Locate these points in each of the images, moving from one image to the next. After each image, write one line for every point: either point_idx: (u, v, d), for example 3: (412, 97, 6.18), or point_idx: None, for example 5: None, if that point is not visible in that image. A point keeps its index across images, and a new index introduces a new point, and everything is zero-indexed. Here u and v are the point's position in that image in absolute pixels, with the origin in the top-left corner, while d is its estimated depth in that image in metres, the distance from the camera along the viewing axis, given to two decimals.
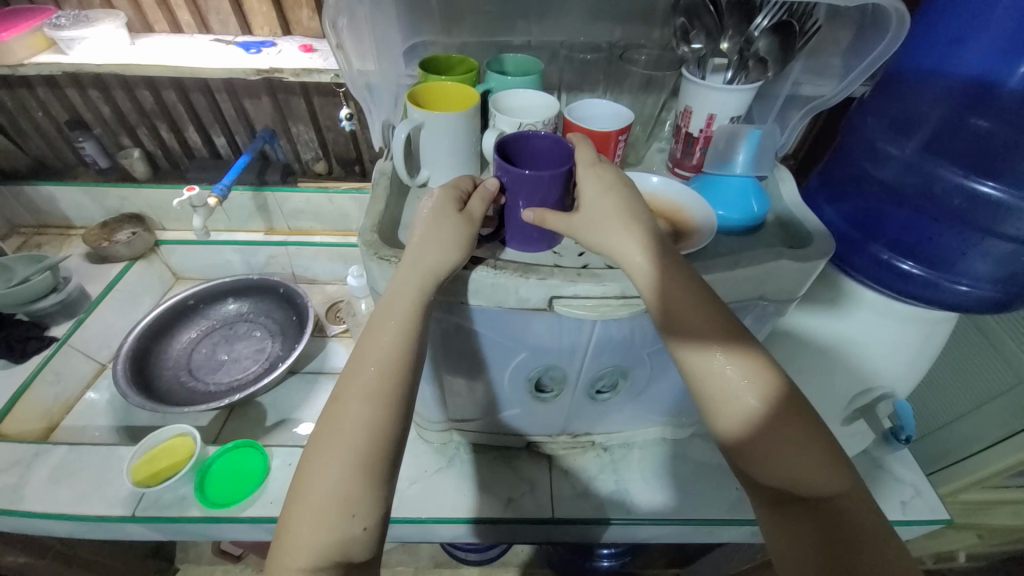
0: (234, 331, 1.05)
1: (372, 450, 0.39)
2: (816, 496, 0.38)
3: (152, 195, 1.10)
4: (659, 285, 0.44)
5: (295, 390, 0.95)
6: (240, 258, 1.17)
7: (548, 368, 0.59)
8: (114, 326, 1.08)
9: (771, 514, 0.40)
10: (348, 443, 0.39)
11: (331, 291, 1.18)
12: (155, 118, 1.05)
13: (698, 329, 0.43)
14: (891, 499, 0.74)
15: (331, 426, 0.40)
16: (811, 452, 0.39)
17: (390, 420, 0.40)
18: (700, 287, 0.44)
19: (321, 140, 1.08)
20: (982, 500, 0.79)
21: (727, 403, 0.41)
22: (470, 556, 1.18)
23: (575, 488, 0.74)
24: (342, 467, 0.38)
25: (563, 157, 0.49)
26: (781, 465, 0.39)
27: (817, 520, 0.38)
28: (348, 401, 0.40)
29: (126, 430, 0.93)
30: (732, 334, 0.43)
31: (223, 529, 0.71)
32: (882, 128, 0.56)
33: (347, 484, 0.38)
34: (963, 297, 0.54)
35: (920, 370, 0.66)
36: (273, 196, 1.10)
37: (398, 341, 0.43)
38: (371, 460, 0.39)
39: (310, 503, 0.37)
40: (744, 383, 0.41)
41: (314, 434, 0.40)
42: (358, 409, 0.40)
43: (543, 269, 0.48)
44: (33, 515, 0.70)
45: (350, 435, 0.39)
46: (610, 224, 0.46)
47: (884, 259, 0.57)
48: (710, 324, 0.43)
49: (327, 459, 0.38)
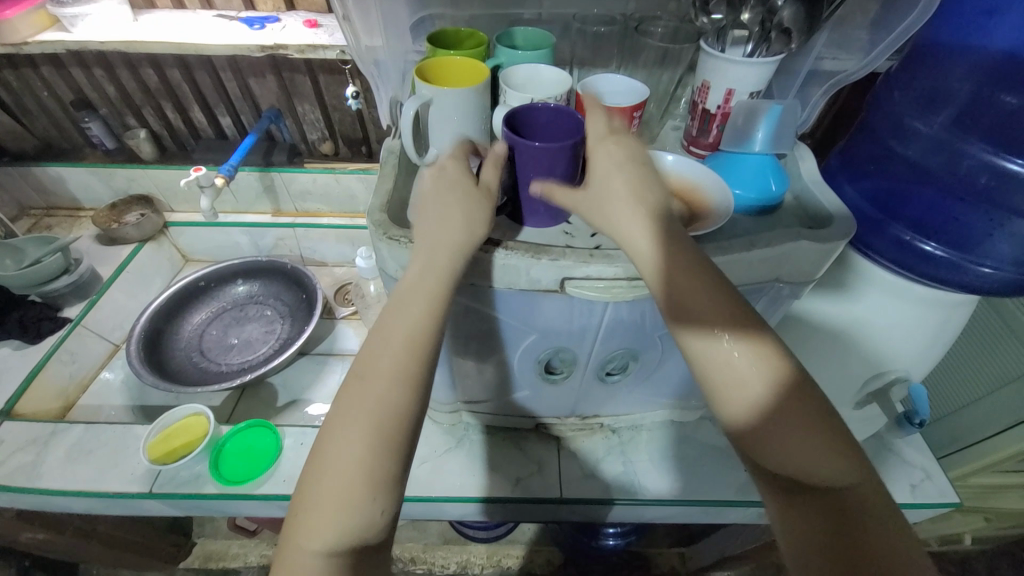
0: (244, 313, 1.05)
1: (392, 430, 0.39)
2: (823, 485, 0.38)
3: (159, 177, 1.10)
4: (667, 269, 0.42)
5: (305, 372, 0.96)
6: (248, 240, 1.17)
7: (558, 350, 0.58)
8: (126, 308, 1.09)
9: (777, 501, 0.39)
10: (366, 423, 0.39)
11: (339, 273, 1.18)
12: (160, 98, 1.04)
13: (705, 313, 0.42)
14: (901, 482, 0.74)
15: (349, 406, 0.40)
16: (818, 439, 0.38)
17: (410, 401, 0.40)
18: (709, 271, 0.43)
19: (327, 120, 1.06)
20: (993, 485, 0.79)
21: (732, 389, 0.41)
22: (478, 534, 1.20)
23: (583, 469, 0.75)
24: (359, 448, 0.38)
25: (572, 129, 0.48)
26: (787, 453, 0.39)
27: (824, 508, 0.37)
28: (368, 379, 0.40)
29: (141, 409, 0.94)
30: (740, 319, 0.42)
31: (239, 507, 0.72)
32: (907, 103, 0.53)
33: (366, 465, 0.37)
34: (986, 279, 0.52)
35: (937, 354, 0.65)
36: (280, 177, 1.09)
37: (417, 319, 0.43)
38: (389, 440, 0.38)
39: (327, 484, 0.37)
40: (751, 369, 0.40)
41: (331, 415, 0.40)
42: (376, 390, 0.40)
43: (554, 250, 0.47)
44: (53, 491, 0.71)
45: (369, 415, 0.39)
46: (621, 200, 0.45)
47: (905, 241, 0.55)
48: (718, 308, 0.42)
49: (343, 443, 0.38)
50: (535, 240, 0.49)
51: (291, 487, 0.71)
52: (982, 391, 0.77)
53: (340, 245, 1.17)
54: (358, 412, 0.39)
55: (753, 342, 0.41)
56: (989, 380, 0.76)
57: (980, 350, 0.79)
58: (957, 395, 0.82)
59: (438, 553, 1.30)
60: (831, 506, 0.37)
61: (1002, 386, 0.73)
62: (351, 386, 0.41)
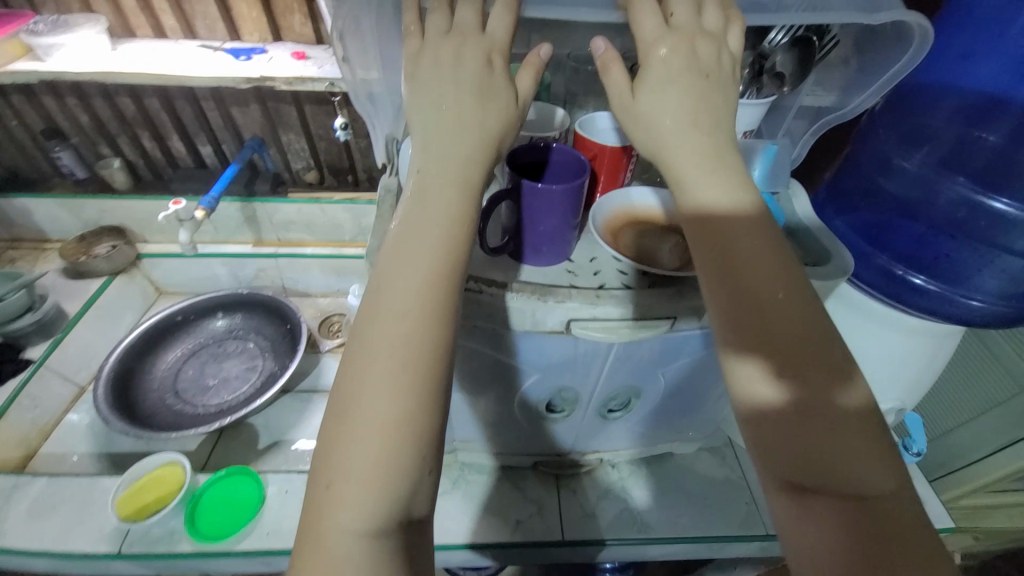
0: (223, 349, 1.00)
1: (421, 386, 0.34)
2: (853, 486, 0.31)
3: (133, 207, 1.05)
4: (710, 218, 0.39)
5: (288, 410, 0.92)
6: (227, 271, 1.13)
7: (560, 389, 0.57)
8: (94, 345, 1.03)
9: (786, 492, 0.33)
10: (394, 369, 0.35)
11: (324, 304, 1.15)
12: (137, 127, 1.01)
13: (749, 266, 0.37)
14: None
15: (353, 378, 0.35)
16: (850, 430, 0.32)
17: (436, 353, 0.36)
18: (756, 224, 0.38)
19: (313, 150, 1.05)
20: (986, 507, 0.79)
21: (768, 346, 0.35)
22: (468, 574, 1.13)
23: (584, 507, 0.73)
24: (393, 400, 0.34)
25: (575, 171, 0.49)
26: (816, 438, 0.33)
27: (844, 511, 0.31)
28: (392, 324, 0.36)
29: (109, 457, 0.88)
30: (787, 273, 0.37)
31: (215, 565, 0.66)
32: (892, 142, 0.55)
33: (393, 421, 0.33)
34: (977, 312, 0.54)
35: (929, 382, 0.66)
36: (263, 207, 1.06)
37: (445, 248, 0.38)
38: (422, 388, 0.34)
39: (360, 435, 0.33)
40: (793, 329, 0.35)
41: (336, 394, 0.35)
42: (387, 359, 0.35)
43: (560, 291, 0.47)
44: (8, 556, 0.65)
45: (393, 363, 0.35)
46: (682, 152, 0.41)
47: (897, 274, 0.56)
48: (764, 262, 0.37)
49: (373, 396, 0.34)
50: (540, 280, 0.48)
51: (275, 541, 0.66)
52: (969, 414, 0.78)
53: (325, 275, 1.13)
54: (365, 385, 0.34)
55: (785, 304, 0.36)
56: (974, 403, 0.78)
57: (964, 372, 0.82)
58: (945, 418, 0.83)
59: None
60: (860, 507, 0.31)
61: (989, 409, 0.75)
62: (352, 355, 0.36)
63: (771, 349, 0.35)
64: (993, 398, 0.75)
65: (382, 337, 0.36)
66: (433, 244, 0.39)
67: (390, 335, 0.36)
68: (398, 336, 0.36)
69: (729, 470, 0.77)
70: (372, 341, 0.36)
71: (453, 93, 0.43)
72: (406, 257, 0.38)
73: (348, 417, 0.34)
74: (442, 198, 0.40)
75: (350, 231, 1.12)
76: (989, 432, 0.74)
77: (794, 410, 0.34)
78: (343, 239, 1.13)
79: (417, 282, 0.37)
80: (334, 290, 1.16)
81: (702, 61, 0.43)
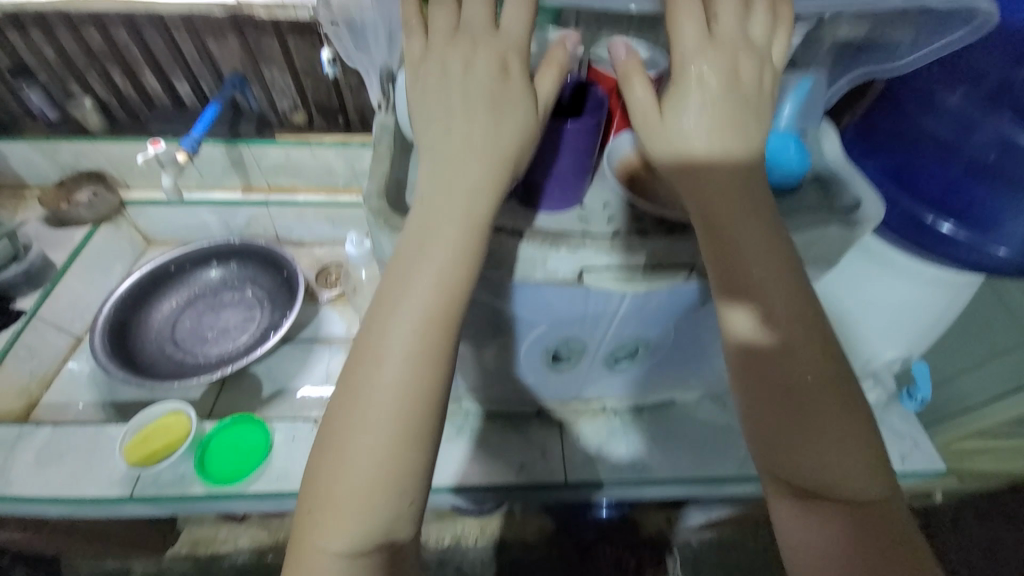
0: (219, 299, 0.98)
1: (404, 427, 0.37)
2: (847, 499, 0.37)
3: (110, 150, 0.99)
4: (727, 252, 0.40)
5: (290, 360, 0.91)
6: (217, 219, 1.08)
7: (568, 339, 0.56)
8: (86, 296, 1.00)
9: (792, 504, 0.39)
10: (383, 411, 0.37)
11: (320, 253, 1.12)
12: (106, 61, 0.92)
13: (763, 305, 0.39)
14: (891, 453, 0.76)
15: (347, 415, 0.37)
16: (851, 453, 0.38)
17: (424, 391, 0.37)
18: (768, 255, 0.40)
19: (299, 87, 0.97)
20: (974, 449, 0.82)
21: (780, 380, 0.39)
22: (471, 511, 1.18)
23: (586, 452, 0.74)
24: (376, 441, 0.36)
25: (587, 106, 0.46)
26: (820, 462, 0.38)
27: (842, 520, 0.37)
28: (386, 366, 0.37)
29: (114, 406, 0.88)
30: (798, 308, 0.39)
31: (231, 507, 0.69)
32: (934, 74, 0.51)
33: (376, 462, 0.36)
34: (1000, 263, 0.52)
35: (938, 333, 0.66)
36: (249, 151, 1.00)
37: (437, 286, 0.38)
38: (405, 429, 0.37)
39: (342, 477, 0.36)
40: (802, 363, 0.39)
41: (326, 430, 0.38)
42: (378, 397, 0.37)
43: (573, 239, 0.45)
44: (22, 499, 0.66)
45: (384, 404, 0.37)
46: (697, 179, 0.41)
47: (922, 220, 0.53)
48: (778, 300, 0.39)
49: (357, 439, 0.36)
50: (551, 228, 0.46)
51: (285, 484, 0.68)
52: (976, 362, 0.80)
53: (320, 224, 1.10)
54: (361, 426, 0.37)
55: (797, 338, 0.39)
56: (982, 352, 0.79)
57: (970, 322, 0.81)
58: (946, 366, 0.84)
59: (432, 528, 1.31)
60: (854, 516, 0.37)
61: (999, 356, 0.76)
62: (349, 390, 0.38)
63: (769, 375, 0.39)
64: (1003, 347, 0.76)
65: (382, 372, 0.37)
66: (434, 280, 0.38)
67: (390, 375, 0.37)
68: (396, 381, 0.37)
69: (729, 417, 0.79)
70: (371, 379, 0.37)
71: (464, 101, 0.41)
72: (407, 298, 0.38)
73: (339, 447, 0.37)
74: (443, 230, 0.39)
75: (341, 177, 1.06)
76: (1004, 384, 0.76)
77: (800, 437, 0.38)
78: (336, 186, 1.08)
79: (416, 320, 0.38)
80: (329, 239, 1.13)
81: (728, 64, 0.41)
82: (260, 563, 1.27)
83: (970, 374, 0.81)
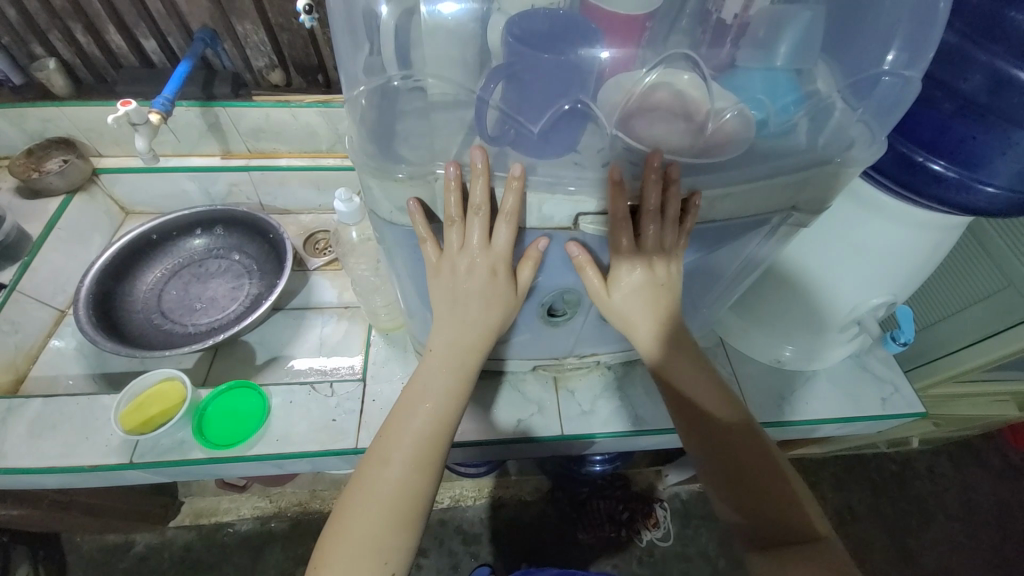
0: (205, 269, 0.96)
1: (400, 500, 0.49)
2: (775, 493, 0.53)
3: (78, 115, 0.94)
4: (655, 335, 0.57)
5: (282, 327, 0.91)
6: (198, 187, 1.05)
7: (563, 289, 0.57)
8: (67, 268, 0.98)
9: (741, 511, 0.53)
10: (392, 481, 0.50)
11: (306, 220, 1.09)
12: (67, 17, 0.87)
13: (681, 366, 0.58)
14: (874, 397, 0.79)
15: (364, 506, 0.49)
16: (761, 456, 0.55)
17: (423, 480, 0.50)
18: (679, 332, 0.58)
19: (274, 43, 0.92)
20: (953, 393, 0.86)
21: (700, 410, 0.57)
22: (469, 471, 1.21)
23: (581, 405, 0.76)
24: (379, 509, 0.49)
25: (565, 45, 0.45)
26: (747, 462, 0.54)
27: (777, 509, 0.52)
28: (403, 444, 0.51)
29: (104, 377, 0.87)
30: (700, 366, 0.59)
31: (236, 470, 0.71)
32: None
33: (376, 529, 0.48)
34: (990, 200, 0.52)
35: (923, 279, 0.67)
36: (226, 112, 0.95)
37: (440, 395, 0.53)
38: (400, 503, 0.49)
39: (356, 526, 0.48)
40: (709, 398, 0.57)
41: (353, 485, 0.51)
42: (391, 489, 0.49)
43: (571, 182, 0.45)
44: (19, 470, 0.66)
45: (398, 473, 0.50)
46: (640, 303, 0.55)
47: (918, 161, 0.54)
48: (687, 365, 0.58)
49: (365, 502, 0.49)
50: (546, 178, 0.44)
51: (286, 445, 0.69)
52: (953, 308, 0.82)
53: (304, 190, 1.06)
54: (381, 508, 0.49)
55: (704, 388, 0.57)
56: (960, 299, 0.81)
57: (949, 270, 0.84)
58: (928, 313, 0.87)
59: None
60: (783, 504, 0.52)
61: (972, 302, 0.79)
62: (363, 488, 0.50)
63: (694, 413, 0.57)
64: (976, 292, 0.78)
65: (393, 468, 0.50)
66: (437, 400, 0.53)
67: (406, 467, 0.50)
68: (409, 471, 0.50)
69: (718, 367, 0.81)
70: (386, 474, 0.50)
71: (464, 279, 0.51)
72: (415, 415, 0.53)
73: (359, 529, 0.48)
74: (452, 351, 0.54)
75: (324, 141, 1.02)
76: (970, 328, 0.79)
77: (722, 450, 0.55)
78: (319, 149, 1.04)
79: (423, 430, 0.52)
80: (315, 206, 1.10)
81: (654, 265, 0.53)
82: (263, 528, 1.30)
83: (946, 318, 0.83)
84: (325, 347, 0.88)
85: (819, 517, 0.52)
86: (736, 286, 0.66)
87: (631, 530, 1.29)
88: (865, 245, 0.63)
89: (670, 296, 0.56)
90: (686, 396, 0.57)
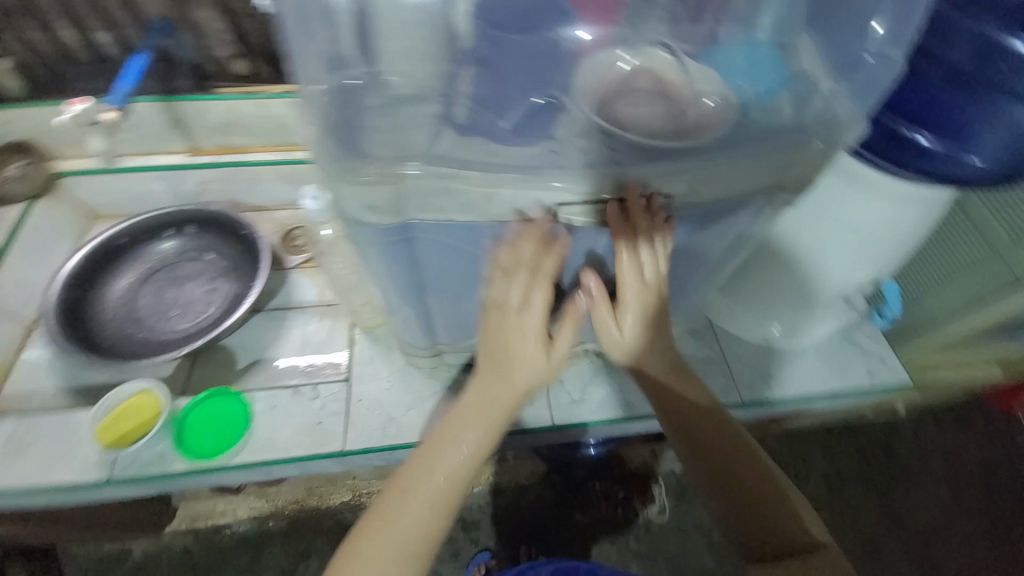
0: (178, 272, 0.92)
1: (418, 550, 0.47)
2: (770, 501, 0.52)
3: (34, 116, 0.89)
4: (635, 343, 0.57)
5: (263, 330, 0.88)
6: (166, 186, 1.01)
7: None
8: (32, 279, 0.93)
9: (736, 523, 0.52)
10: (405, 526, 0.47)
11: (279, 214, 1.04)
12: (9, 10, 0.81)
13: (660, 367, 0.58)
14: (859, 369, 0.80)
15: (372, 545, 0.47)
16: (749, 460, 0.54)
17: (438, 527, 0.48)
18: (665, 333, 0.59)
19: (231, 26, 0.86)
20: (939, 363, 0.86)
21: (688, 412, 0.57)
22: None
23: (569, 395, 0.75)
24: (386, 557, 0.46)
25: None
26: (738, 464, 0.53)
27: (770, 515, 0.51)
28: (419, 483, 0.49)
29: (81, 391, 0.84)
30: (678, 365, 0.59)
31: (226, 482, 0.70)
32: None
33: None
34: (975, 173, 0.51)
35: (910, 255, 0.67)
36: (190, 108, 0.91)
37: (473, 445, 0.51)
38: (411, 546, 0.47)
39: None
40: (690, 395, 0.58)
41: (361, 527, 0.48)
42: (402, 527, 0.47)
43: (548, 171, 0.43)
44: None
45: (416, 517, 0.48)
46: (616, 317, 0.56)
47: (901, 133, 0.53)
48: (664, 363, 0.58)
49: (366, 551, 0.46)
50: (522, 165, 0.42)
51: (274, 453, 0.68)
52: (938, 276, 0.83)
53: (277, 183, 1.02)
54: (391, 548, 0.46)
55: (686, 389, 0.58)
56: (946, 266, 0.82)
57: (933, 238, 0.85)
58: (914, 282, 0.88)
59: None
60: (770, 510, 0.51)
61: (961, 269, 0.79)
62: (373, 527, 0.48)
63: (683, 415, 0.57)
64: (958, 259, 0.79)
65: (405, 505, 0.48)
66: (457, 436, 0.52)
67: (424, 505, 0.48)
68: (422, 508, 0.48)
69: (707, 349, 0.81)
70: (399, 512, 0.48)
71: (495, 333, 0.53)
72: (433, 450, 0.51)
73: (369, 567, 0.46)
74: (478, 405, 0.53)
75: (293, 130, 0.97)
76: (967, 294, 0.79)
77: (711, 451, 0.55)
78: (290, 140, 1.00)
79: (440, 466, 0.50)
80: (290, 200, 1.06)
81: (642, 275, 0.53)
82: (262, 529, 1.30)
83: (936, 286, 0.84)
84: (306, 346, 0.84)
85: (822, 528, 0.51)
86: (722, 269, 0.65)
87: (628, 509, 1.32)
88: (853, 220, 0.61)
89: (658, 305, 0.57)
90: (669, 394, 0.58)
